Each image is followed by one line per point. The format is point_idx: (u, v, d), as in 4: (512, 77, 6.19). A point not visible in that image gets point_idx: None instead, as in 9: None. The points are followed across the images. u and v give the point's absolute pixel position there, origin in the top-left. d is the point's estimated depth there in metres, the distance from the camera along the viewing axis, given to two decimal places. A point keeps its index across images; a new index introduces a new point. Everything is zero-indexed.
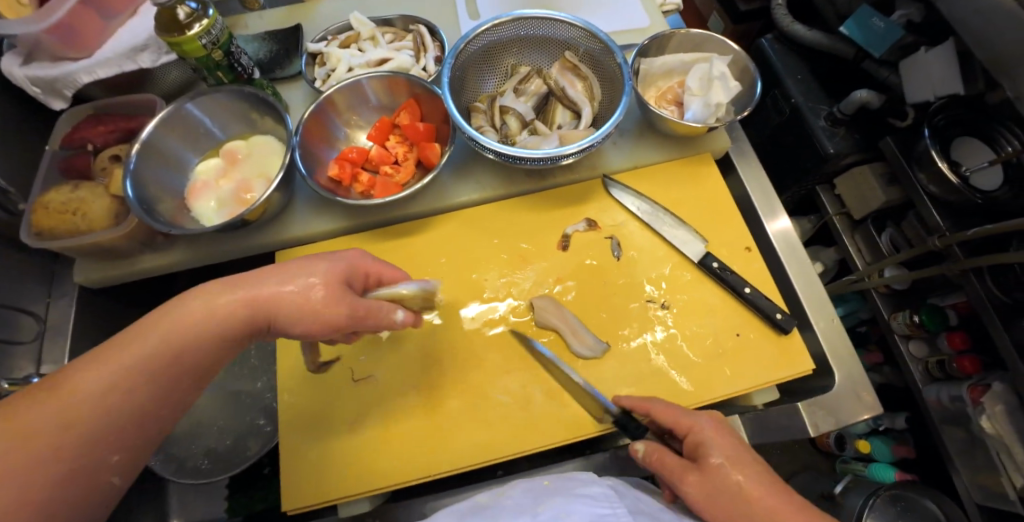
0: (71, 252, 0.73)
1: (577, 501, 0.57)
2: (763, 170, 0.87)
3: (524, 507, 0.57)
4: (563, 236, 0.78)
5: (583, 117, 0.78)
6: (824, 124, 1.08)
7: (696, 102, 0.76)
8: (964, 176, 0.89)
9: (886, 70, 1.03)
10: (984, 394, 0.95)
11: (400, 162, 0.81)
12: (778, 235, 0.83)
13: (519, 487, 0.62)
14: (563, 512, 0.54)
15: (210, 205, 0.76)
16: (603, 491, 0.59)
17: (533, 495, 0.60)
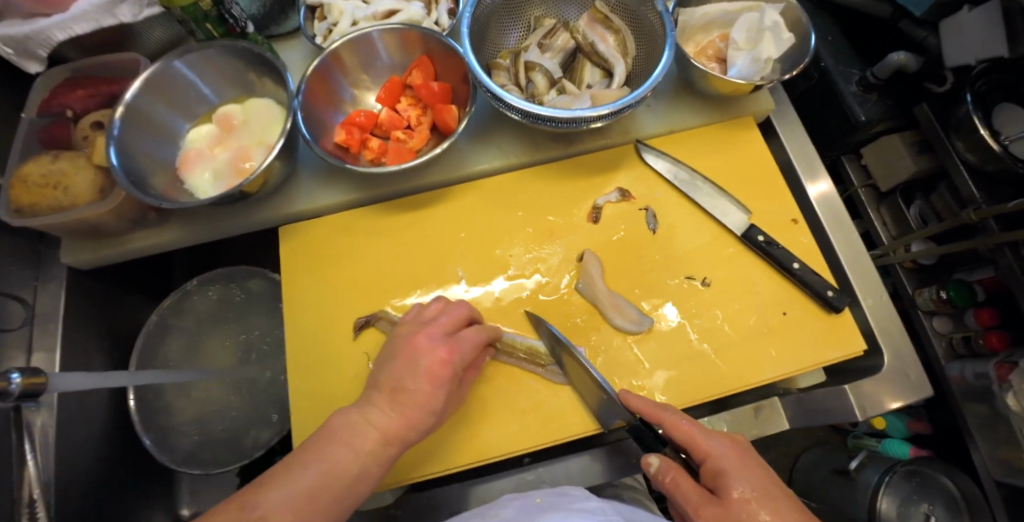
0: (54, 230, 0.66)
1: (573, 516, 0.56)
2: (804, 133, 0.81)
3: None
4: (594, 208, 0.72)
5: (616, 74, 0.70)
6: (856, 89, 0.93)
7: (742, 58, 0.70)
8: (1003, 146, 0.79)
9: (924, 31, 0.88)
10: (1012, 371, 0.88)
11: (413, 127, 0.74)
12: (821, 201, 0.77)
13: (513, 503, 0.60)
14: None
15: (205, 177, 0.69)
16: (599, 505, 0.59)
17: (525, 511, 0.58)
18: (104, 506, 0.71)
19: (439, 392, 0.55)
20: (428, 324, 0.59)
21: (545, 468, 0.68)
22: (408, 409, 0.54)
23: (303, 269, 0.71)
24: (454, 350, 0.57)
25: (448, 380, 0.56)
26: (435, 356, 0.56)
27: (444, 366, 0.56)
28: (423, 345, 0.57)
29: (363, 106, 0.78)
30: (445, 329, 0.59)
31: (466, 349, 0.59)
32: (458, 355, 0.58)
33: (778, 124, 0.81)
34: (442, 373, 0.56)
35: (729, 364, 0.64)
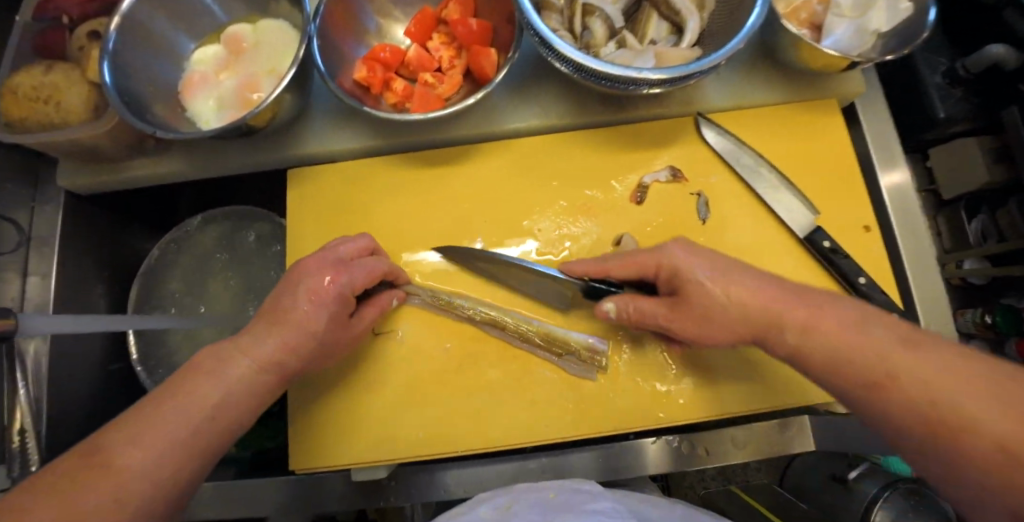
0: (47, 149, 0.61)
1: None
2: (891, 123, 0.70)
3: None
4: (639, 187, 0.64)
5: (688, 31, 0.60)
6: (941, 80, 0.78)
7: (844, 26, 0.59)
8: None
9: None
10: None
11: (443, 70, 0.64)
12: (892, 195, 0.67)
13: (526, 497, 0.58)
14: None
15: (209, 104, 0.62)
16: (611, 508, 0.57)
17: (541, 510, 0.56)
18: None
19: (319, 312, 0.50)
20: (324, 250, 0.55)
21: (549, 459, 0.65)
22: (280, 330, 0.49)
23: (311, 219, 0.65)
24: (342, 272, 0.52)
25: (331, 302, 0.51)
26: (320, 278, 0.51)
27: (329, 288, 0.51)
28: (310, 267, 0.52)
29: (389, 40, 0.69)
30: (342, 255, 0.54)
31: (358, 274, 0.53)
32: (347, 279, 0.52)
33: (863, 110, 0.70)
34: (326, 294, 0.51)
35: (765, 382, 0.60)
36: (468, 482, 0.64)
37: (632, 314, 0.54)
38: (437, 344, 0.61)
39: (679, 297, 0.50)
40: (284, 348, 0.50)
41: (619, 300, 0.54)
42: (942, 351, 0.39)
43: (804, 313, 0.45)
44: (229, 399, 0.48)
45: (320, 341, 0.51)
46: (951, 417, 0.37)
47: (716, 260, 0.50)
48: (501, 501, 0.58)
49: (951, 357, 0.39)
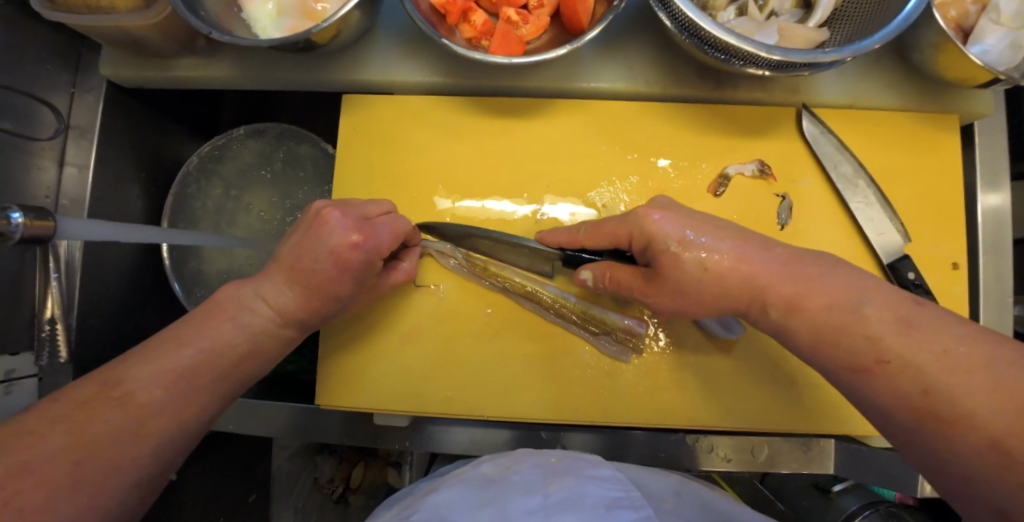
0: (92, 33, 0.56)
1: (588, 485, 0.52)
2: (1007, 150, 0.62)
3: (532, 486, 0.51)
4: (721, 176, 0.58)
5: (819, 7, 0.52)
6: None
7: (997, 36, 0.51)
8: None
9: None
10: None
11: (530, 8, 0.56)
12: (987, 219, 0.61)
13: (528, 460, 0.57)
14: (576, 495, 0.49)
15: (267, 8, 0.55)
16: (613, 474, 0.54)
17: (541, 471, 0.54)
18: (125, 337, 0.70)
19: (343, 280, 0.48)
20: (349, 206, 0.50)
21: (565, 433, 0.64)
22: (300, 290, 0.48)
23: (363, 153, 0.61)
24: (368, 236, 0.48)
25: (355, 270, 0.48)
26: (344, 239, 0.47)
27: (352, 253, 0.47)
28: (330, 223, 0.47)
29: None
30: (364, 212, 0.50)
31: (384, 239, 0.49)
32: (372, 243, 0.48)
33: (981, 134, 0.62)
34: (349, 260, 0.47)
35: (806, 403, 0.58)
36: (481, 441, 0.64)
37: (608, 285, 0.52)
38: (479, 307, 0.58)
39: (655, 272, 0.47)
40: (328, 292, 0.48)
41: (595, 270, 0.52)
42: (944, 328, 0.37)
43: (793, 282, 0.43)
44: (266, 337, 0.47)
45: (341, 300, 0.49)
46: (945, 406, 0.34)
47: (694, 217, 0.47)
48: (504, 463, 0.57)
49: (955, 340, 0.36)
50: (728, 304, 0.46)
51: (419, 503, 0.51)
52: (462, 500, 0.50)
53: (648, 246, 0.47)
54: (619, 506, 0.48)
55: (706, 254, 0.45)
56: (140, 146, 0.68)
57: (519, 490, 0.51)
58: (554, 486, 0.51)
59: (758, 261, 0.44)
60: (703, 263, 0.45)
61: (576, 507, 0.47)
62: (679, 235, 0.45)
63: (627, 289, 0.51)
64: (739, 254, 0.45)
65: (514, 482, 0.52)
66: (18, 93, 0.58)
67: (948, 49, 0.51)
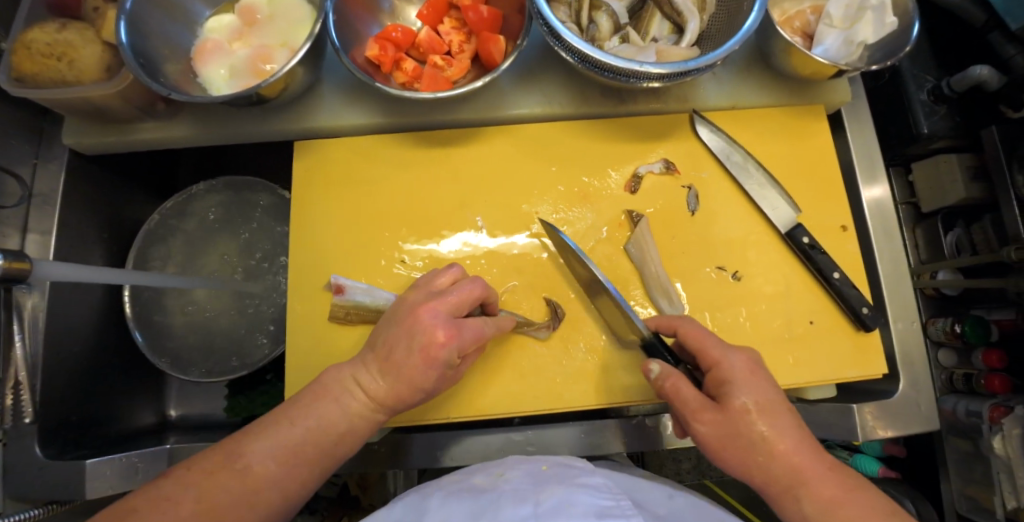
0: (59, 107, 0.62)
1: (578, 492, 0.51)
2: (876, 142, 0.72)
3: (523, 495, 0.51)
4: (634, 177, 0.67)
5: (688, 31, 0.63)
6: (925, 98, 1.00)
7: (833, 36, 0.62)
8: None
9: (1012, 48, 0.93)
10: (1006, 415, 0.94)
11: (453, 54, 0.65)
12: (872, 207, 0.70)
13: (520, 471, 0.56)
14: (566, 502, 0.48)
15: (221, 73, 0.63)
16: (603, 482, 0.54)
17: (532, 480, 0.54)
18: (87, 396, 0.73)
19: (429, 373, 0.51)
20: (436, 298, 0.53)
21: (535, 431, 0.68)
22: (393, 380, 0.51)
23: (315, 190, 0.67)
24: (455, 337, 0.51)
25: (441, 364, 0.51)
26: (432, 337, 0.50)
27: (439, 349, 0.50)
28: (423, 321, 0.51)
29: (401, 22, 0.69)
30: (453, 308, 0.53)
31: (468, 337, 0.52)
32: (458, 341, 0.51)
33: (849, 120, 0.73)
34: (435, 356, 0.50)
35: None
36: (458, 451, 0.67)
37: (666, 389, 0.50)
38: None
39: (721, 404, 0.48)
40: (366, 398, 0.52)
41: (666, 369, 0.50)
42: (815, 450, 0.48)
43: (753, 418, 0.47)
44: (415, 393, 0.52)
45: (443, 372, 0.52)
46: None
47: (772, 403, 0.48)
48: (496, 473, 0.57)
49: (817, 458, 0.47)
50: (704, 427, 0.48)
51: (410, 520, 0.49)
52: (457, 513, 0.49)
53: (724, 381, 0.49)
54: (610, 513, 0.47)
55: (757, 417, 0.47)
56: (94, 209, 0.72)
57: (510, 500, 0.50)
58: (545, 494, 0.50)
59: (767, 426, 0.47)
60: (770, 436, 0.47)
61: (567, 512, 0.46)
62: (754, 411, 0.47)
63: (682, 405, 0.49)
64: (761, 413, 0.47)
65: (506, 493, 0.51)
66: None
67: (794, 52, 0.62)
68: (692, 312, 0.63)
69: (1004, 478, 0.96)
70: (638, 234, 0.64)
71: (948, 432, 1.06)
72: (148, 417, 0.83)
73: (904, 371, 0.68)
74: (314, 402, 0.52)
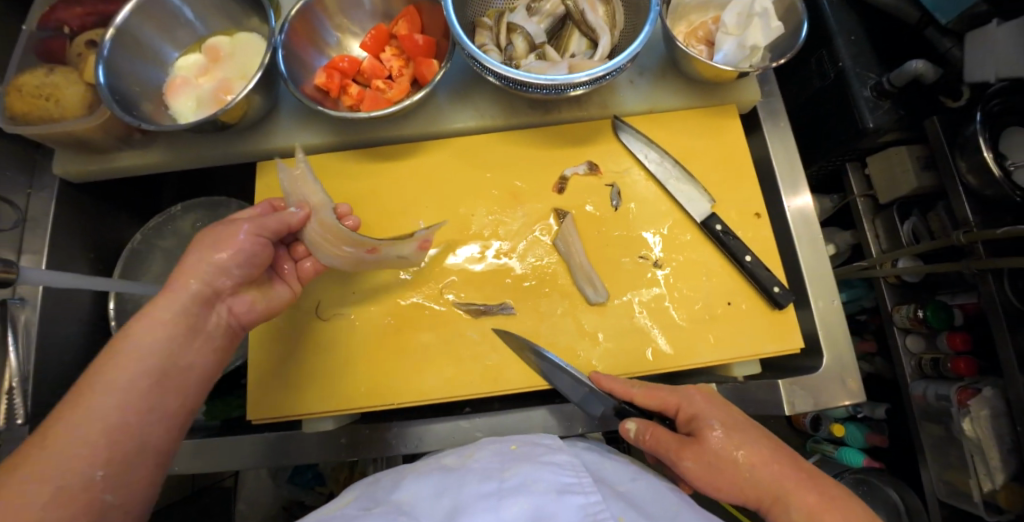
0: (48, 142, 0.72)
1: (544, 469, 0.54)
2: (796, 150, 0.77)
3: (489, 472, 0.54)
4: (561, 178, 0.73)
5: (600, 46, 0.70)
6: (869, 94, 1.04)
7: (730, 42, 0.68)
8: (1006, 171, 0.88)
9: (948, 42, 0.97)
10: (974, 397, 0.97)
11: (394, 78, 0.73)
12: (794, 209, 0.75)
13: (488, 450, 0.59)
14: (529, 480, 0.51)
15: (189, 104, 0.72)
16: (568, 459, 0.57)
17: (501, 458, 0.57)
18: None
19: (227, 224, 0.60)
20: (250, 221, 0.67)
21: (482, 419, 0.73)
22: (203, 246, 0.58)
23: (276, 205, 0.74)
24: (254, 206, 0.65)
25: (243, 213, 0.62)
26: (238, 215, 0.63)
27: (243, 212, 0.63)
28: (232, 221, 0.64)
29: (347, 52, 0.76)
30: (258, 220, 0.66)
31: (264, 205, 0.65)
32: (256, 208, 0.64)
33: (764, 115, 0.79)
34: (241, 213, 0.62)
35: (665, 342, 0.67)
36: (412, 440, 0.73)
37: (649, 438, 0.59)
38: (381, 317, 0.68)
39: (696, 437, 0.56)
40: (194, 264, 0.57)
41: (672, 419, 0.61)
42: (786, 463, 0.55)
43: (747, 450, 0.55)
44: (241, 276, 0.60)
45: (255, 229, 0.60)
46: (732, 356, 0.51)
47: (741, 429, 0.56)
48: (465, 454, 0.60)
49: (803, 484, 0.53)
50: (716, 473, 0.55)
51: (380, 503, 0.51)
52: (424, 492, 0.51)
53: (693, 418, 0.58)
54: (568, 489, 0.51)
55: (733, 446, 0.55)
56: (83, 229, 0.82)
57: (476, 477, 0.53)
58: (510, 472, 0.53)
59: (751, 446, 0.55)
60: (743, 459, 0.54)
61: (529, 490, 0.50)
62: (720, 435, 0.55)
63: (665, 449, 0.57)
64: (732, 436, 0.55)
65: (474, 471, 0.55)
66: None
67: (695, 59, 0.69)
68: (621, 298, 0.68)
69: (977, 461, 0.98)
70: (564, 231, 0.69)
71: (922, 418, 1.09)
72: None
73: (829, 348, 0.72)
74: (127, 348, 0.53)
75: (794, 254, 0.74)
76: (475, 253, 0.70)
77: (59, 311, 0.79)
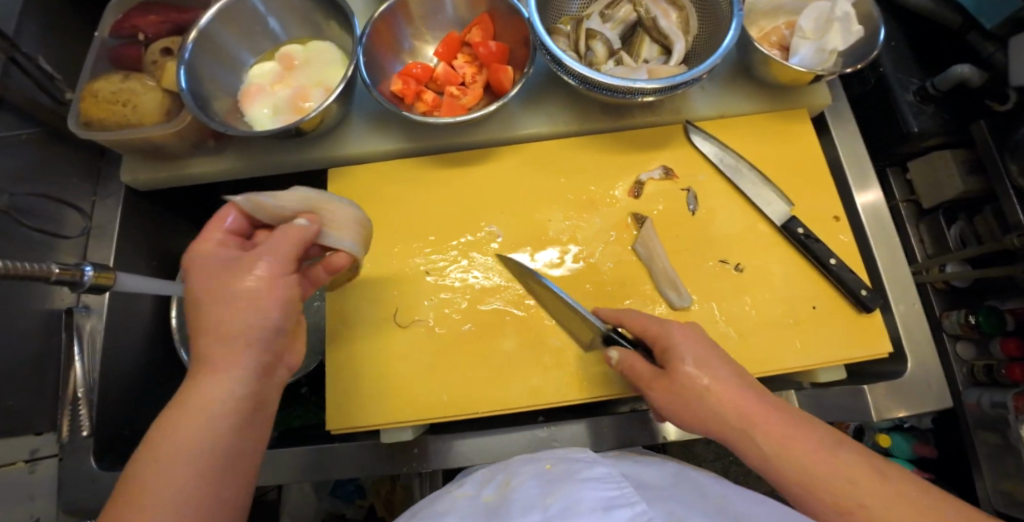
0: (120, 147, 0.72)
1: (585, 487, 0.47)
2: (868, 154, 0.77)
3: (530, 500, 0.47)
4: (636, 183, 0.72)
5: (675, 52, 0.70)
6: (913, 99, 1.03)
7: (807, 47, 0.68)
8: None
9: (992, 46, 0.99)
10: None
11: (467, 85, 0.73)
12: (868, 211, 0.75)
13: (524, 474, 0.52)
14: (573, 501, 0.44)
15: (264, 111, 0.72)
16: (606, 473, 0.50)
17: (539, 482, 0.50)
18: (138, 410, 0.79)
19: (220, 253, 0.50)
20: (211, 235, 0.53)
21: (558, 428, 0.71)
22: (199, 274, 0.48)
23: None
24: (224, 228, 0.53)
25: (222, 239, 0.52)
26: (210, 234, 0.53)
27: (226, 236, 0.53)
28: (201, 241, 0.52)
29: (421, 59, 0.77)
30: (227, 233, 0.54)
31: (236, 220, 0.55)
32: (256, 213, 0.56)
33: (833, 120, 0.79)
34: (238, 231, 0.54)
35: (752, 348, 0.66)
36: (485, 450, 0.71)
37: (626, 370, 0.58)
38: (461, 324, 0.68)
39: (667, 370, 0.54)
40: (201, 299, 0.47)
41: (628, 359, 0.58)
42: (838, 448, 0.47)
43: (771, 417, 0.49)
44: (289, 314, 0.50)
45: (271, 261, 0.49)
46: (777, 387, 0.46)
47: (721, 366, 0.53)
48: (501, 483, 0.53)
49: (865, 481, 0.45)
50: (713, 422, 0.51)
51: None
52: None
53: (666, 350, 0.55)
54: (615, 504, 0.44)
55: (701, 374, 0.52)
56: (148, 237, 0.82)
57: (518, 508, 0.46)
58: (552, 498, 0.46)
59: (772, 419, 0.49)
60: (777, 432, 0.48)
61: (575, 513, 0.43)
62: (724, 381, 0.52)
63: (640, 376, 0.56)
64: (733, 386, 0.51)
65: (514, 501, 0.48)
66: (49, 200, 0.74)
67: (773, 64, 0.69)
68: (704, 303, 0.67)
69: None
70: (643, 234, 0.69)
71: (977, 426, 1.06)
72: None
73: (913, 353, 0.70)
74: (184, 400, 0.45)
75: (870, 256, 0.74)
76: (553, 258, 0.70)
77: (123, 318, 0.79)
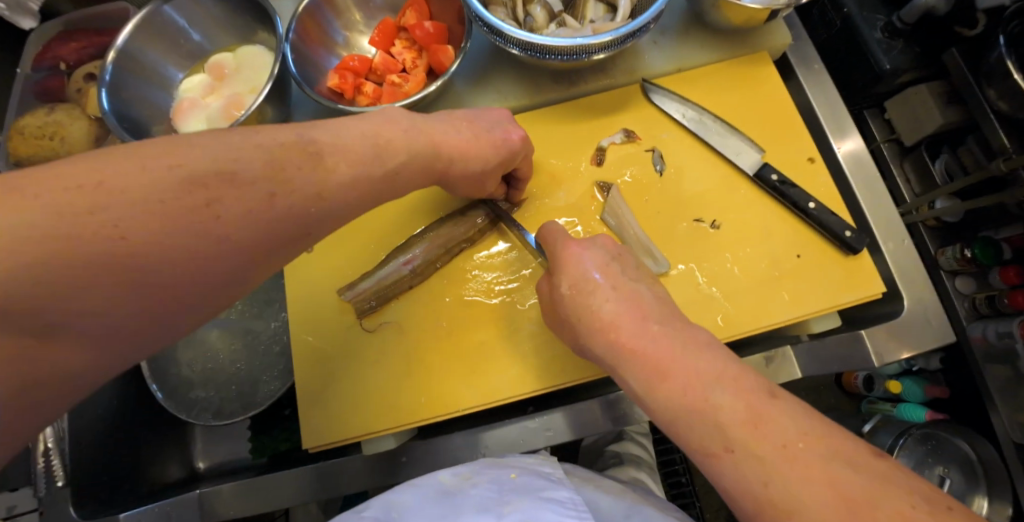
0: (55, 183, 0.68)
1: (544, 508, 0.44)
2: (837, 91, 0.73)
3: (487, 504, 0.44)
4: (598, 150, 0.69)
5: (620, 7, 0.66)
6: (880, 36, 0.97)
7: None
8: None
9: None
10: None
11: (408, 71, 0.69)
12: (844, 151, 0.71)
13: (486, 474, 0.49)
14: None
15: (199, 125, 0.68)
16: (571, 497, 0.47)
17: (499, 488, 0.47)
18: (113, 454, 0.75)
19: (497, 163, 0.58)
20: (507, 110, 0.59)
21: (548, 416, 0.68)
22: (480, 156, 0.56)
23: None
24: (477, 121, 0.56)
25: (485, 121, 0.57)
26: (494, 113, 0.58)
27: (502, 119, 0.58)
28: (500, 117, 0.58)
29: (357, 51, 0.73)
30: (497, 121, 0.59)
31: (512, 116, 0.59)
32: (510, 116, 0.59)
33: (796, 60, 0.76)
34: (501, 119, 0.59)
35: (738, 305, 0.63)
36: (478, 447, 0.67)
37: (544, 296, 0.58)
38: (435, 320, 0.64)
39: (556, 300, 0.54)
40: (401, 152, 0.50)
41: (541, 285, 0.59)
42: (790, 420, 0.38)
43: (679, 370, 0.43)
44: (300, 228, 0.42)
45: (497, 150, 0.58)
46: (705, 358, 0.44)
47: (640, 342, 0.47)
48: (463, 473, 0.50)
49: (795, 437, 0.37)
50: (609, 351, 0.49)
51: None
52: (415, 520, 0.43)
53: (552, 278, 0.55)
54: None
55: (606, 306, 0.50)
56: None
57: (472, 508, 0.44)
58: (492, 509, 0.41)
59: (680, 364, 0.43)
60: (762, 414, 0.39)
61: None
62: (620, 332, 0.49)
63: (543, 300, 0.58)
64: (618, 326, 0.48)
65: (469, 498, 0.45)
66: None
67: (725, 6, 0.65)
68: (683, 264, 0.64)
69: None
70: (612, 201, 0.66)
71: (985, 361, 1.01)
72: (177, 470, 0.83)
73: (908, 290, 0.67)
74: (83, 183, 0.33)
75: (851, 197, 0.71)
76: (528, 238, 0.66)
77: None
